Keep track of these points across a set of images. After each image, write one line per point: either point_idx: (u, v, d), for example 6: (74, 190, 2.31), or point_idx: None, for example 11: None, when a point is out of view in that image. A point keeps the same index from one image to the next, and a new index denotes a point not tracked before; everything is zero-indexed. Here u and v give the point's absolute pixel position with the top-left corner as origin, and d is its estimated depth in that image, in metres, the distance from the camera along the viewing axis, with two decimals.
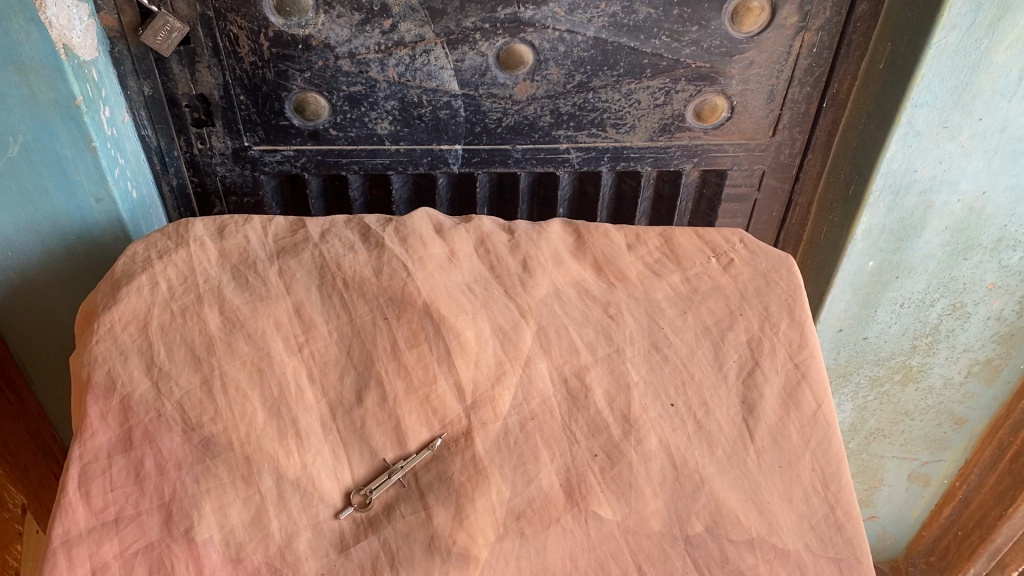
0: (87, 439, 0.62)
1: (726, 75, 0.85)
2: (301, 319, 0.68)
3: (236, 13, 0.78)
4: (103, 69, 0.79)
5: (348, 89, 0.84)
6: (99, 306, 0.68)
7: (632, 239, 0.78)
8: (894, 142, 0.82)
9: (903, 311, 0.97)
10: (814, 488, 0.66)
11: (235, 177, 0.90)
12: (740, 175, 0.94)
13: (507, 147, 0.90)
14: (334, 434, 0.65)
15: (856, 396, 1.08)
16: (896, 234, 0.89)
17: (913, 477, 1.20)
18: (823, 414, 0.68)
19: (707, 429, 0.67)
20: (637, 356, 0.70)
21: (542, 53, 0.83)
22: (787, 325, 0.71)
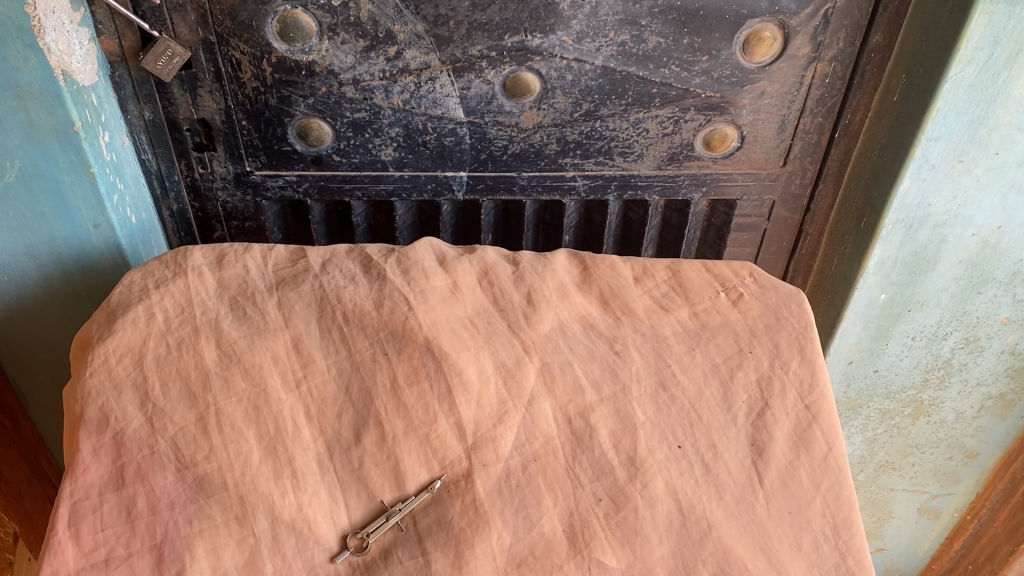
0: (78, 476, 0.61)
1: (737, 105, 0.84)
2: (300, 354, 0.67)
3: (238, 38, 0.77)
4: (104, 94, 0.77)
5: (352, 115, 0.83)
6: (94, 337, 0.67)
7: (639, 271, 0.76)
8: (908, 176, 0.80)
9: (915, 344, 0.95)
10: (825, 535, 0.64)
11: (237, 202, 0.89)
12: (750, 205, 0.92)
13: (512, 174, 0.88)
14: (331, 475, 0.63)
15: (866, 429, 1.06)
16: (909, 267, 0.87)
17: (923, 510, 1.18)
18: (834, 457, 0.67)
19: (715, 473, 0.65)
20: (643, 396, 0.68)
21: (549, 81, 0.81)
22: (798, 364, 0.70)
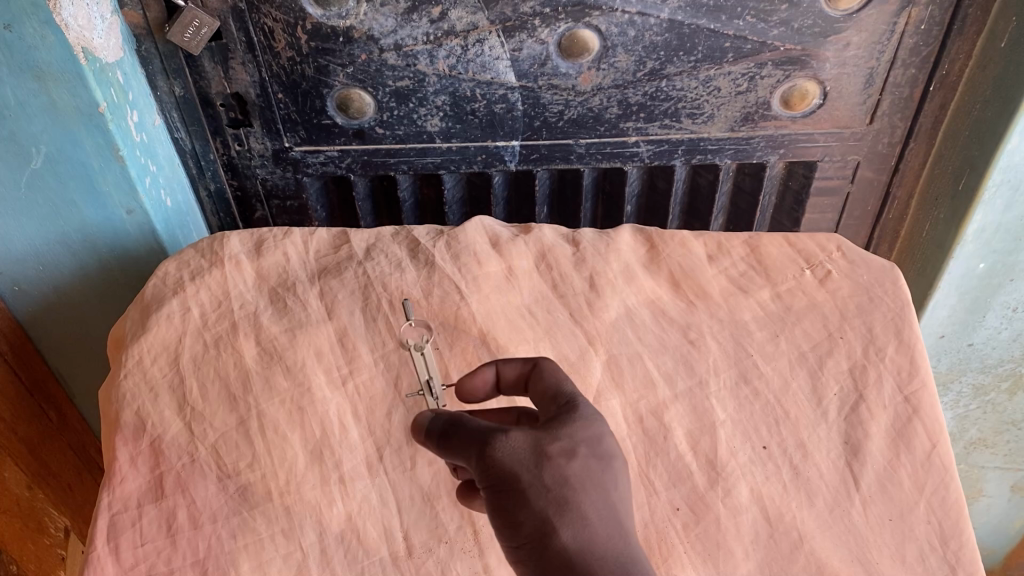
0: (116, 486, 0.57)
1: (819, 58, 0.75)
2: (345, 348, 0.62)
3: (270, 4, 0.71)
4: (130, 70, 0.72)
5: (394, 84, 0.76)
6: (129, 335, 0.63)
7: (713, 248, 0.69)
8: (1016, 132, 0.71)
9: (1017, 316, 0.86)
10: (931, 545, 0.57)
11: (276, 179, 0.84)
12: (832, 167, 0.84)
13: (570, 142, 0.81)
14: (382, 477, 0.58)
15: (957, 406, 0.98)
16: (1013, 233, 0.79)
17: (1017, 488, 1.09)
18: (938, 455, 0.60)
19: (805, 476, 0.59)
20: (723, 391, 0.62)
21: (609, 39, 0.74)
22: (895, 350, 0.63)
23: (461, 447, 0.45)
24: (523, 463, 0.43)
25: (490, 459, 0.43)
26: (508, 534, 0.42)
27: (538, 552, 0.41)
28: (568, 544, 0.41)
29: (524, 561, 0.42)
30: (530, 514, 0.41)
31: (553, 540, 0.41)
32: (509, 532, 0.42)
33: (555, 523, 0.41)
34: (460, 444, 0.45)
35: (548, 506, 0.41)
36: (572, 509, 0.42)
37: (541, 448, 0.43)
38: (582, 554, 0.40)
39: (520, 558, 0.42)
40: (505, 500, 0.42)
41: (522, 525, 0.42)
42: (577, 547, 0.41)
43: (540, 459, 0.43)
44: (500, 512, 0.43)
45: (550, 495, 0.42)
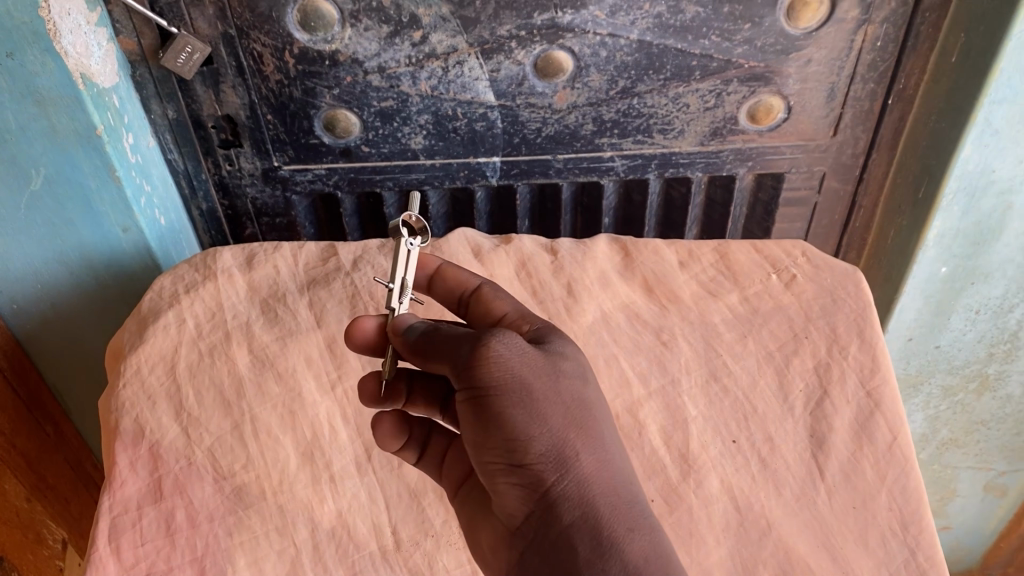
0: (116, 490, 0.59)
1: (782, 75, 0.79)
2: (333, 355, 0.66)
3: (259, 30, 0.74)
4: (125, 94, 0.75)
5: (379, 104, 0.80)
6: (127, 346, 0.65)
7: (684, 256, 0.73)
8: (969, 142, 0.75)
9: (979, 318, 0.90)
10: (892, 529, 0.60)
11: (266, 198, 0.87)
12: (799, 178, 0.88)
13: (548, 157, 0.85)
14: (370, 476, 0.62)
15: (927, 407, 1.01)
16: (971, 238, 0.82)
17: (989, 488, 1.12)
18: (899, 446, 0.63)
19: (773, 467, 0.62)
20: (694, 389, 0.65)
21: (582, 59, 0.77)
22: (857, 348, 0.67)
23: (460, 353, 0.47)
24: (536, 383, 0.47)
25: (503, 376, 0.46)
26: (513, 449, 0.46)
27: (549, 469, 0.46)
28: (585, 467, 0.47)
29: (524, 474, 0.47)
30: (546, 432, 0.46)
31: (564, 459, 0.47)
32: (516, 447, 0.46)
33: (570, 445, 0.47)
34: (460, 350, 0.47)
35: (563, 428, 0.47)
36: (582, 433, 0.48)
37: (551, 372, 0.48)
38: (594, 475, 0.47)
39: (520, 470, 0.47)
40: (515, 413, 0.46)
41: (535, 442, 0.46)
42: (591, 470, 0.47)
43: (553, 386, 0.48)
44: (505, 424, 0.46)
45: (565, 419, 0.47)
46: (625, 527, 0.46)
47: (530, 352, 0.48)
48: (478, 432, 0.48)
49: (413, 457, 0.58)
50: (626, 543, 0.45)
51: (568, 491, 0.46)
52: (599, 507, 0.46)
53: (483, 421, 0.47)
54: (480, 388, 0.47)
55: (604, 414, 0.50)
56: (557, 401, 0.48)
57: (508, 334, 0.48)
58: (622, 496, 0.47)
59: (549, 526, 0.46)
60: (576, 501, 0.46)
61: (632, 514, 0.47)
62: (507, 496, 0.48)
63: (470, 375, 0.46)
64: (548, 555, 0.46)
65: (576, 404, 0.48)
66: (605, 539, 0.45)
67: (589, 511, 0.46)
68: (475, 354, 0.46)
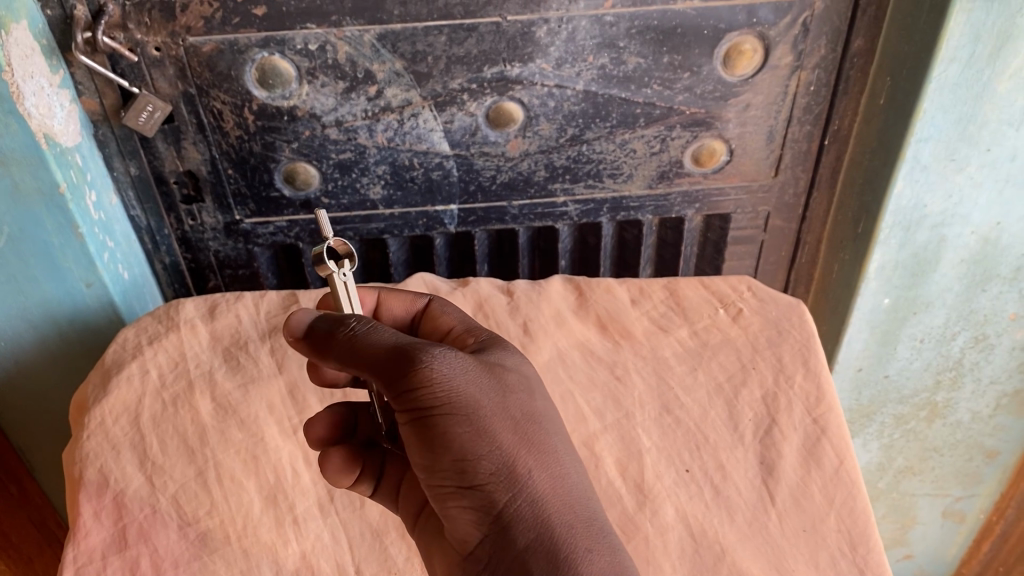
0: (80, 541, 0.59)
1: (723, 119, 0.83)
2: (295, 400, 0.67)
3: (218, 88, 0.77)
4: (88, 154, 0.77)
5: (337, 157, 0.82)
6: (90, 398, 0.67)
7: (636, 293, 0.76)
8: (900, 178, 0.78)
9: (924, 347, 0.92)
10: (841, 550, 0.61)
11: (229, 251, 0.89)
12: (745, 218, 0.92)
13: (503, 204, 0.88)
14: (333, 517, 0.63)
15: (882, 435, 1.02)
16: (910, 270, 0.85)
17: (947, 514, 1.13)
18: (846, 470, 0.65)
19: (725, 495, 0.64)
20: (648, 421, 0.68)
21: (532, 110, 0.81)
22: (803, 377, 0.69)
23: (393, 372, 0.48)
24: (481, 403, 0.50)
25: (450, 398, 0.49)
26: (463, 470, 0.49)
27: (500, 488, 0.49)
28: (537, 485, 0.50)
29: (476, 496, 0.50)
30: (495, 451, 0.49)
31: (514, 479, 0.50)
32: (466, 467, 0.49)
33: (520, 464, 0.50)
34: (393, 370, 0.49)
35: (511, 446, 0.50)
36: (531, 451, 0.51)
37: (495, 390, 0.52)
38: (546, 493, 0.50)
39: (472, 491, 0.49)
40: (462, 431, 0.49)
41: (484, 462, 0.49)
42: (543, 488, 0.50)
43: (502, 408, 0.51)
44: (452, 443, 0.49)
45: (513, 438, 0.51)
46: (581, 547, 0.49)
47: (473, 373, 0.51)
48: (426, 454, 0.50)
49: (371, 490, 0.60)
50: (584, 560, 0.48)
51: (523, 511, 0.49)
52: (553, 527, 0.49)
53: (430, 441, 0.49)
54: (422, 406, 0.49)
55: (553, 431, 0.53)
56: (502, 418, 0.51)
57: (446, 350, 0.50)
58: (574, 512, 0.50)
59: (506, 548, 0.49)
60: (530, 521, 0.49)
61: (587, 532, 0.50)
62: (459, 518, 0.50)
63: (412, 396, 0.49)
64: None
65: (523, 421, 0.52)
66: (562, 559, 0.48)
67: (544, 530, 0.49)
68: (416, 374, 0.48)
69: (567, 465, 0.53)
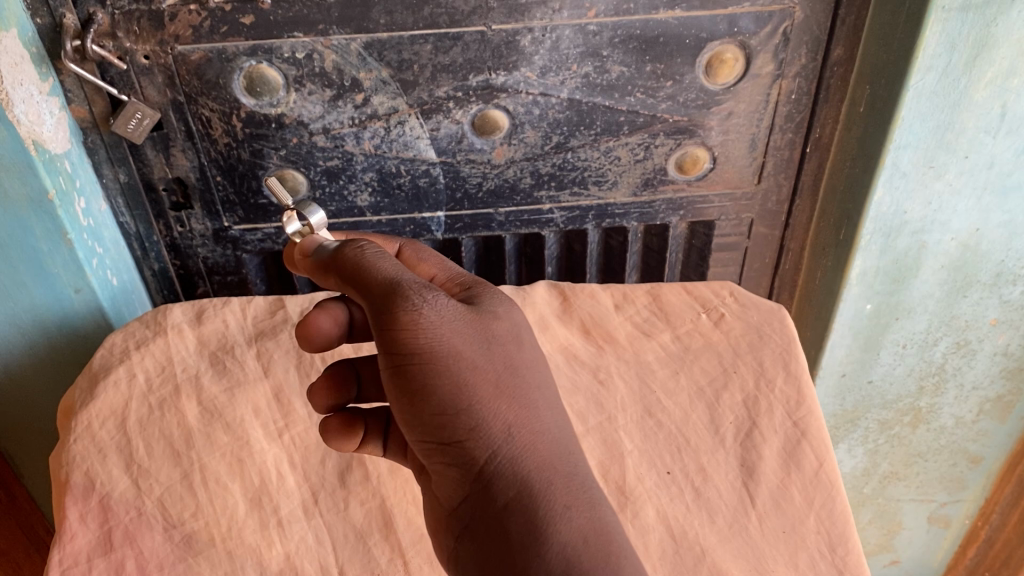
0: (66, 543, 0.60)
1: (706, 127, 0.84)
2: (280, 404, 0.69)
3: (206, 96, 0.77)
4: (77, 160, 0.78)
5: (325, 164, 0.83)
6: (78, 402, 0.67)
7: (619, 298, 0.78)
8: (880, 185, 0.79)
9: (906, 352, 0.93)
10: (821, 552, 0.62)
11: (217, 257, 0.90)
12: (729, 225, 0.93)
13: (490, 211, 0.89)
14: (318, 519, 0.63)
15: (866, 441, 1.03)
16: (891, 276, 0.86)
17: (933, 519, 1.14)
18: (826, 472, 0.65)
19: (706, 496, 0.65)
20: (630, 424, 0.69)
21: (517, 117, 0.82)
22: (783, 381, 0.70)
23: (381, 319, 0.50)
24: (464, 355, 0.51)
25: (434, 350, 0.50)
26: (443, 426, 0.50)
27: (480, 444, 0.50)
28: (517, 443, 0.50)
29: (455, 452, 0.50)
30: (475, 406, 0.50)
31: (495, 435, 0.50)
32: (446, 422, 0.50)
33: (501, 420, 0.50)
34: (378, 314, 0.50)
35: (493, 400, 0.51)
36: (512, 405, 0.51)
37: (480, 342, 0.52)
38: (526, 450, 0.51)
39: (451, 446, 0.50)
40: (442, 384, 0.50)
41: (464, 416, 0.50)
42: (523, 446, 0.51)
43: (487, 360, 0.51)
44: (433, 396, 0.50)
45: (493, 392, 0.51)
46: (562, 505, 0.49)
47: (459, 325, 0.51)
48: (406, 406, 0.51)
49: (378, 448, 0.62)
50: (562, 524, 0.49)
51: (501, 468, 0.50)
52: (532, 484, 0.50)
53: (410, 394, 0.50)
54: (406, 358, 0.50)
55: (536, 384, 0.54)
56: (485, 372, 0.51)
57: (432, 298, 0.51)
58: (556, 470, 0.51)
59: (486, 505, 0.50)
60: (509, 479, 0.50)
61: (568, 490, 0.51)
62: (440, 471, 0.52)
63: (397, 347, 0.49)
64: (483, 531, 0.50)
65: (506, 374, 0.52)
66: (541, 518, 0.49)
67: (522, 489, 0.49)
68: (401, 325, 0.49)
69: (547, 420, 0.53)
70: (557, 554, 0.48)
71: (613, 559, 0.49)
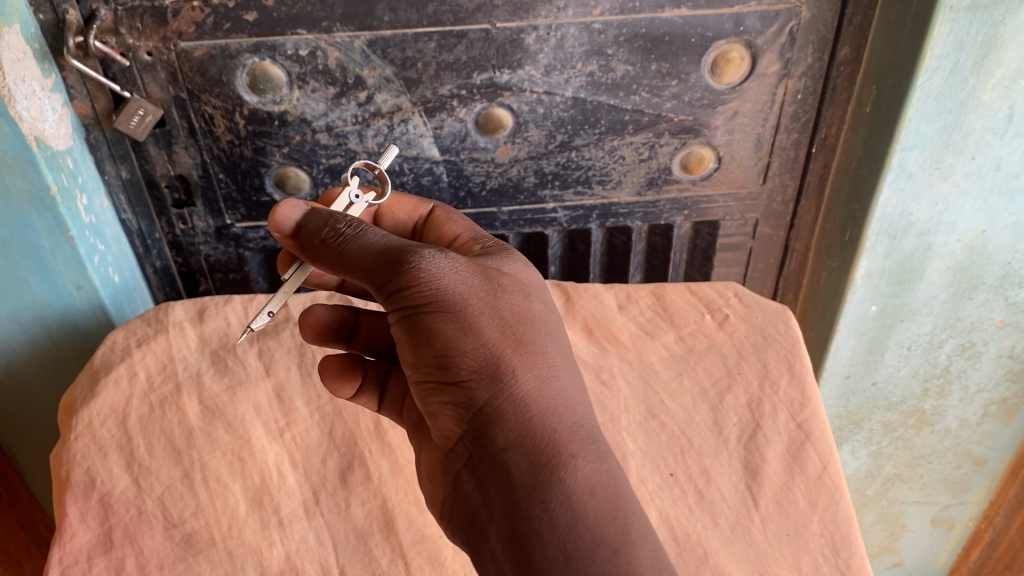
0: (65, 542, 0.59)
1: (711, 126, 0.84)
2: (282, 403, 0.69)
3: (209, 93, 0.77)
4: (79, 157, 0.78)
5: (328, 162, 0.83)
6: (78, 400, 0.67)
7: (623, 299, 0.77)
8: (886, 186, 0.79)
9: (911, 354, 0.92)
10: (824, 555, 0.61)
11: (220, 255, 0.89)
12: (733, 225, 0.92)
13: (493, 210, 0.88)
14: (319, 519, 0.63)
15: (870, 442, 1.03)
16: (896, 277, 0.85)
17: (936, 522, 1.13)
18: (829, 475, 0.65)
19: (709, 499, 0.64)
20: (633, 425, 0.68)
21: (521, 116, 0.82)
22: (787, 383, 0.70)
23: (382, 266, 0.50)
24: (467, 300, 0.50)
25: (435, 292, 0.50)
26: (446, 367, 0.50)
27: (483, 387, 0.50)
28: (523, 389, 0.50)
29: (456, 393, 0.50)
30: (478, 349, 0.50)
31: (499, 378, 0.50)
32: (448, 364, 0.50)
33: (507, 364, 0.50)
34: (383, 258, 0.51)
35: (497, 345, 0.50)
36: (520, 351, 0.50)
37: (486, 289, 0.52)
38: (534, 393, 0.50)
39: (455, 387, 0.50)
40: (444, 326, 0.50)
41: (467, 358, 0.50)
42: (530, 391, 0.50)
43: (493, 307, 0.51)
44: (434, 338, 0.50)
45: (499, 337, 0.50)
46: (568, 455, 0.48)
47: (463, 271, 0.51)
48: (410, 349, 0.51)
49: (373, 403, 0.65)
50: (568, 470, 0.48)
51: (504, 412, 0.49)
52: (536, 432, 0.49)
53: (415, 335, 0.50)
54: (407, 302, 0.50)
55: (548, 332, 0.53)
56: (490, 317, 0.51)
57: (433, 248, 0.51)
58: (563, 420, 0.50)
59: (488, 449, 0.50)
60: (512, 425, 0.49)
61: (576, 440, 0.50)
62: (441, 414, 0.52)
63: (398, 291, 0.50)
64: (485, 474, 0.50)
65: (513, 320, 0.51)
66: (545, 466, 0.48)
67: (525, 434, 0.49)
68: (401, 270, 0.50)
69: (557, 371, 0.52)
70: (561, 499, 0.47)
71: (621, 516, 0.48)
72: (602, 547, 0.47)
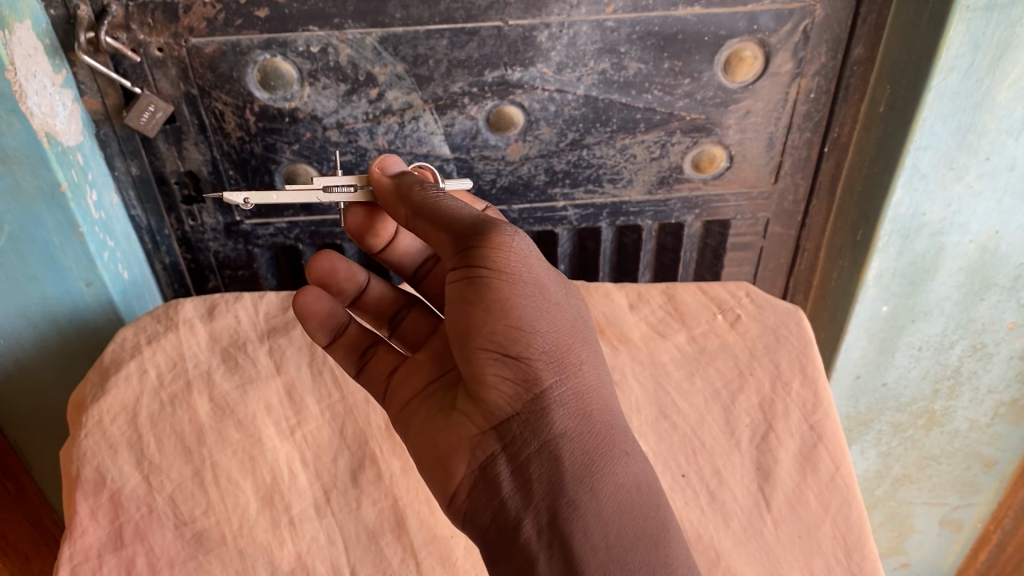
0: (76, 539, 0.59)
1: (723, 125, 0.83)
2: (292, 401, 0.68)
3: (220, 89, 0.77)
4: (89, 153, 0.78)
5: (338, 159, 0.83)
6: (88, 397, 0.67)
7: (634, 298, 0.76)
8: (899, 186, 0.78)
9: (922, 354, 0.92)
10: (836, 557, 0.61)
11: (229, 251, 0.89)
12: (744, 224, 0.92)
13: (503, 208, 0.88)
14: (329, 518, 0.63)
15: (879, 443, 1.02)
16: (908, 278, 0.85)
17: (944, 523, 1.13)
18: (842, 476, 0.65)
19: (721, 501, 0.64)
20: (644, 425, 0.68)
21: (532, 114, 0.81)
22: (800, 384, 0.69)
23: (476, 234, 0.52)
24: (545, 288, 0.54)
25: (522, 272, 0.52)
26: (516, 341, 0.51)
27: (548, 368, 0.52)
28: (582, 380, 0.53)
29: (518, 369, 0.51)
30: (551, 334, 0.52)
31: (563, 365, 0.53)
32: (520, 339, 0.51)
33: (572, 355, 0.54)
34: (476, 227, 0.52)
35: (565, 335, 0.54)
36: (581, 346, 0.55)
37: (556, 283, 0.55)
38: (589, 390, 0.53)
39: (518, 363, 0.51)
40: (525, 305, 0.52)
41: (539, 339, 0.52)
42: (589, 384, 0.54)
43: (562, 300, 0.55)
44: (513, 311, 0.51)
45: (567, 329, 0.54)
46: (620, 450, 0.52)
47: (542, 261, 0.54)
48: (478, 317, 0.52)
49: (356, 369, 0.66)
50: (618, 464, 0.52)
51: (563, 396, 0.52)
52: (593, 422, 0.52)
53: (488, 305, 0.51)
54: (493, 272, 0.51)
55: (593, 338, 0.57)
56: (561, 310, 0.54)
57: (521, 232, 0.54)
58: (611, 417, 0.54)
59: (540, 429, 0.51)
60: (569, 410, 0.52)
61: (620, 439, 0.54)
62: (492, 386, 0.52)
63: (487, 259, 0.51)
64: (531, 453, 0.51)
65: (576, 318, 0.56)
66: (599, 456, 0.51)
67: (581, 422, 0.52)
68: (497, 242, 0.51)
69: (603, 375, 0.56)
70: (610, 489, 0.51)
71: (659, 512, 0.53)
72: (639, 542, 0.50)
